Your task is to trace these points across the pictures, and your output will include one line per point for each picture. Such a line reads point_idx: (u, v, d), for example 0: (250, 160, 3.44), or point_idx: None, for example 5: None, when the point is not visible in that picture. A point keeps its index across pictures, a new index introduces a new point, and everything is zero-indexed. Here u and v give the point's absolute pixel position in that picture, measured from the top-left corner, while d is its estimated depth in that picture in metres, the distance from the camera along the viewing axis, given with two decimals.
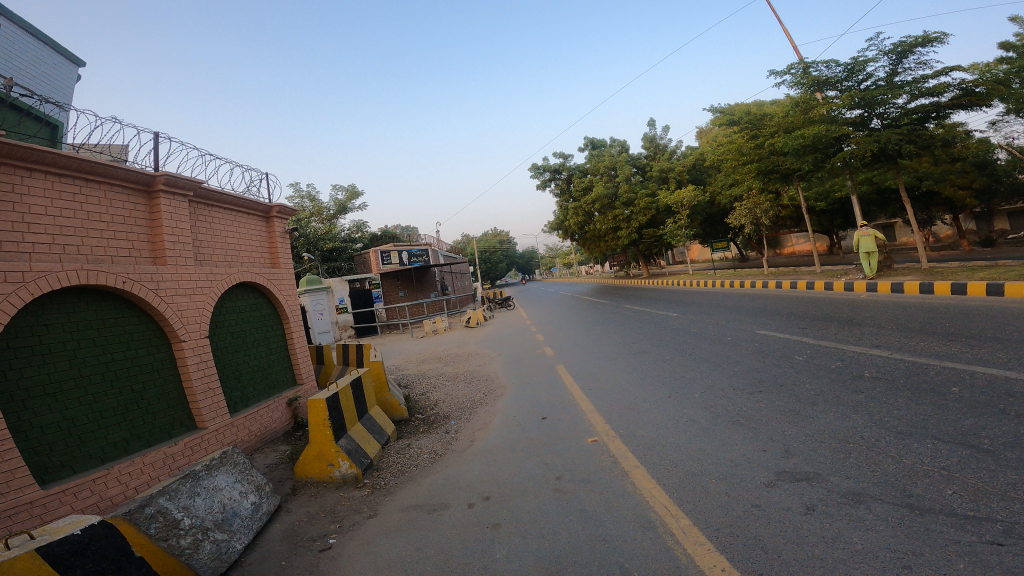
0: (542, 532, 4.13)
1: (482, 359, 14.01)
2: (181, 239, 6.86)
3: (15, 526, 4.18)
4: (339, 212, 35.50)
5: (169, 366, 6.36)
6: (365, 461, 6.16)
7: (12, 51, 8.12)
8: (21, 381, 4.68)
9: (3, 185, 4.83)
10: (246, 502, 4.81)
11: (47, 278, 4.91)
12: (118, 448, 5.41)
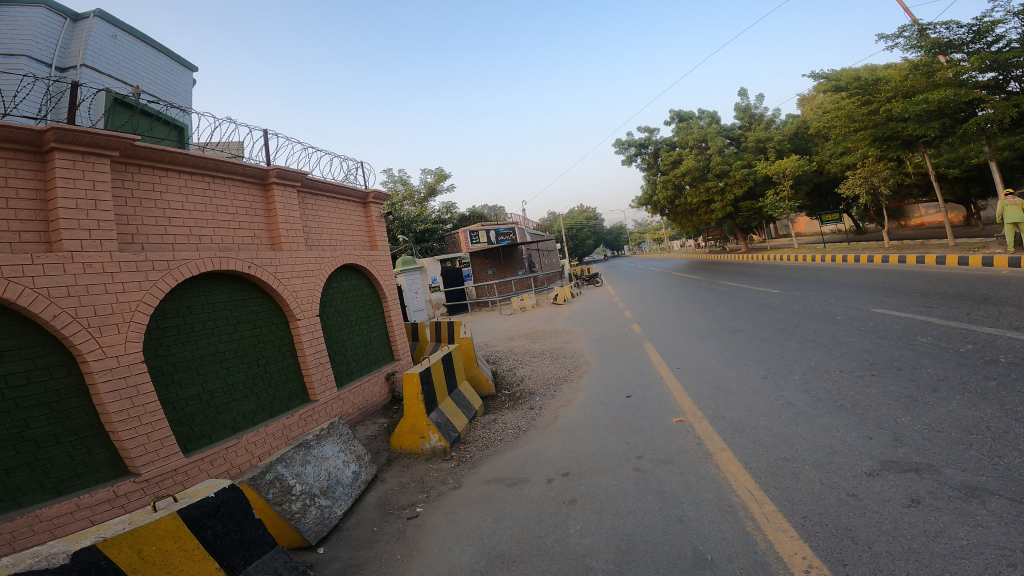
0: (618, 510, 4.23)
1: (570, 336, 14.14)
2: (293, 226, 7.54)
3: (165, 488, 4.92)
4: (429, 194, 36.78)
5: (287, 341, 7.10)
6: (454, 435, 6.56)
7: (130, 62, 9.18)
8: (172, 356, 5.46)
9: (147, 185, 5.60)
10: (348, 472, 5.34)
11: (187, 265, 5.67)
12: (244, 418, 6.16)
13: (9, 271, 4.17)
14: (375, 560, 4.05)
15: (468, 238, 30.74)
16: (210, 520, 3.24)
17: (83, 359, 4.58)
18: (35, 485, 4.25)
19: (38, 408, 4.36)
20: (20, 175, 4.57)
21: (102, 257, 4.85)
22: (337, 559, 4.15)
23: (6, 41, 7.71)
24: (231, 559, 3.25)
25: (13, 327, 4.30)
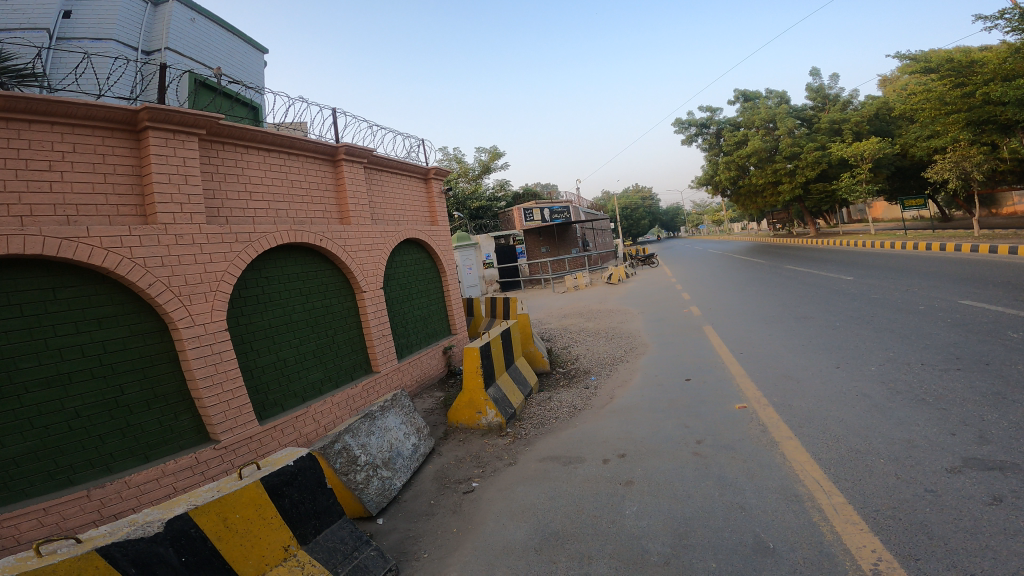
0: (675, 494, 4.24)
1: (626, 316, 14.01)
2: (360, 201, 7.77)
3: (242, 454, 5.27)
4: (483, 172, 36.80)
5: (353, 313, 7.40)
6: (510, 411, 6.70)
7: (206, 44, 9.55)
8: (251, 324, 5.80)
9: (230, 162, 5.90)
10: (408, 443, 5.57)
11: (266, 238, 5.98)
12: (313, 387, 6.48)
13: (110, 243, 4.52)
14: (433, 532, 4.23)
15: (522, 216, 30.68)
16: (287, 489, 3.48)
17: (174, 326, 4.94)
18: (127, 450, 4.62)
19: (132, 374, 4.73)
20: (118, 153, 4.90)
21: (191, 229, 5.19)
22: (396, 529, 4.36)
23: (95, 25, 8.17)
24: (304, 528, 3.49)
25: (113, 296, 4.68)
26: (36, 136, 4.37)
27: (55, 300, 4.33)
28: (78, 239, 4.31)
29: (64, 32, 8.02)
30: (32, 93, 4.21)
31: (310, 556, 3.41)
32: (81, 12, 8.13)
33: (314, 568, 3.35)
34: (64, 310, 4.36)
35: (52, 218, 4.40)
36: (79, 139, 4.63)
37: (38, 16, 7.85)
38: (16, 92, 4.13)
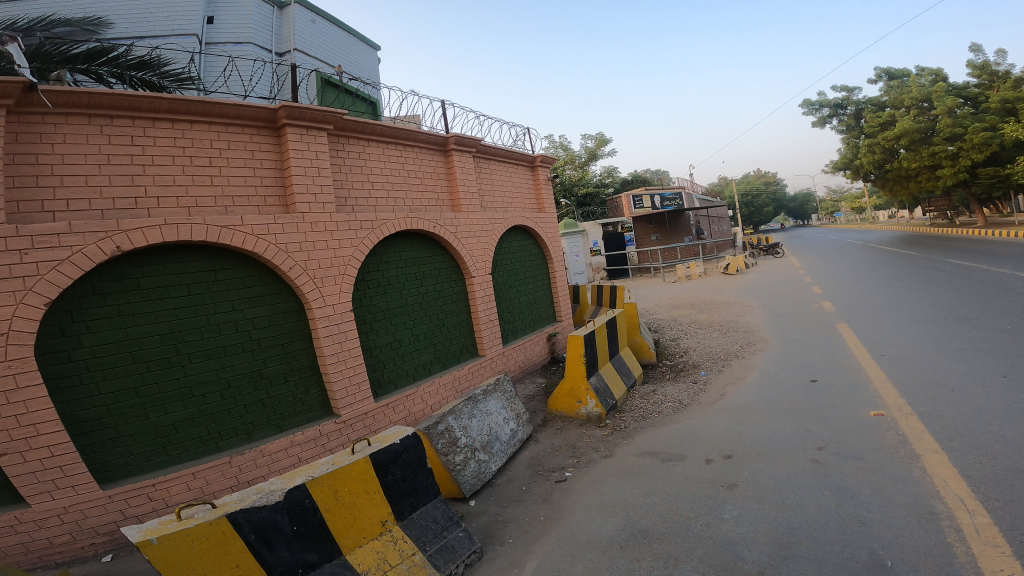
0: (783, 501, 3.95)
1: (744, 308, 13.15)
2: (470, 189, 8.00)
3: (358, 429, 5.69)
4: (590, 160, 36.21)
5: (462, 298, 7.70)
6: (611, 402, 6.60)
7: (324, 43, 10.28)
8: (372, 306, 6.26)
9: (354, 154, 6.35)
10: (507, 429, 5.71)
11: (386, 225, 6.39)
12: (422, 368, 6.86)
13: (258, 230, 5.08)
14: (521, 519, 4.31)
15: (631, 203, 29.83)
16: (391, 466, 3.74)
17: (309, 306, 5.46)
18: (265, 419, 5.19)
19: (273, 348, 5.30)
20: (263, 149, 5.46)
21: (324, 217, 5.68)
22: (486, 512, 4.50)
23: (234, 29, 9.04)
24: (402, 505, 3.73)
25: (261, 278, 5.25)
26: (199, 135, 4.99)
27: (215, 281, 4.94)
28: (232, 226, 4.89)
29: (209, 36, 8.90)
30: (194, 96, 4.80)
31: (404, 532, 3.64)
32: (221, 16, 8.98)
33: (407, 544, 3.58)
34: (223, 289, 4.98)
35: (212, 208, 5.03)
36: (231, 137, 5.21)
37: (184, 16, 8.64)
38: (182, 96, 4.73)
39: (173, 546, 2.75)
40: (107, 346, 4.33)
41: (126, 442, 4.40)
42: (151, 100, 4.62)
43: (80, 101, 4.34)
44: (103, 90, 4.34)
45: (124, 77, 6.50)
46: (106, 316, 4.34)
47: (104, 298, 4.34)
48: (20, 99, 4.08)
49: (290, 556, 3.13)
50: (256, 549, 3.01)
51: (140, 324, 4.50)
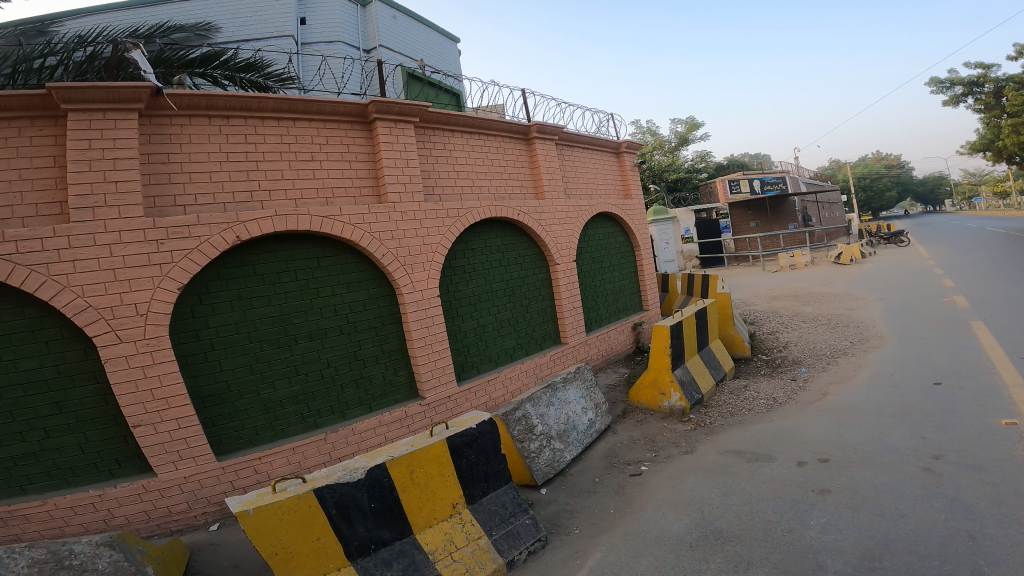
0: (881, 511, 3.63)
1: (856, 302, 12.06)
2: (554, 177, 7.95)
3: (441, 411, 5.89)
4: (680, 147, 34.85)
5: (546, 285, 7.72)
6: (697, 396, 6.34)
7: (407, 39, 10.63)
8: (458, 292, 6.47)
9: (440, 145, 6.52)
10: (584, 418, 5.67)
11: (471, 213, 6.54)
12: (505, 353, 6.98)
13: (354, 220, 5.38)
14: (590, 510, 4.29)
15: (727, 189, 28.30)
16: (467, 450, 3.87)
17: (400, 291, 5.73)
18: (358, 399, 5.51)
19: (368, 331, 5.61)
20: (357, 143, 5.71)
21: (413, 206, 5.90)
22: (556, 502, 4.52)
23: (325, 30, 9.54)
24: (473, 489, 3.86)
25: (358, 264, 5.57)
26: (300, 132, 5.32)
27: (319, 266, 5.30)
28: (333, 216, 5.21)
29: (302, 37, 9.46)
30: (296, 95, 5.11)
31: (473, 516, 3.76)
32: (312, 17, 9.51)
33: (474, 528, 3.69)
34: (325, 274, 5.34)
35: (314, 200, 5.35)
36: (329, 133, 5.51)
37: (280, 19, 9.25)
38: (285, 96, 5.05)
39: (265, 515, 3.01)
40: (229, 326, 4.77)
41: (241, 417, 4.81)
42: (259, 101, 4.98)
43: (199, 104, 4.75)
44: (218, 93, 4.74)
45: (235, 79, 7.09)
46: (229, 298, 4.78)
47: (226, 282, 4.78)
48: (150, 103, 4.52)
49: (365, 532, 3.32)
50: (336, 524, 3.22)
51: (256, 306, 4.91)
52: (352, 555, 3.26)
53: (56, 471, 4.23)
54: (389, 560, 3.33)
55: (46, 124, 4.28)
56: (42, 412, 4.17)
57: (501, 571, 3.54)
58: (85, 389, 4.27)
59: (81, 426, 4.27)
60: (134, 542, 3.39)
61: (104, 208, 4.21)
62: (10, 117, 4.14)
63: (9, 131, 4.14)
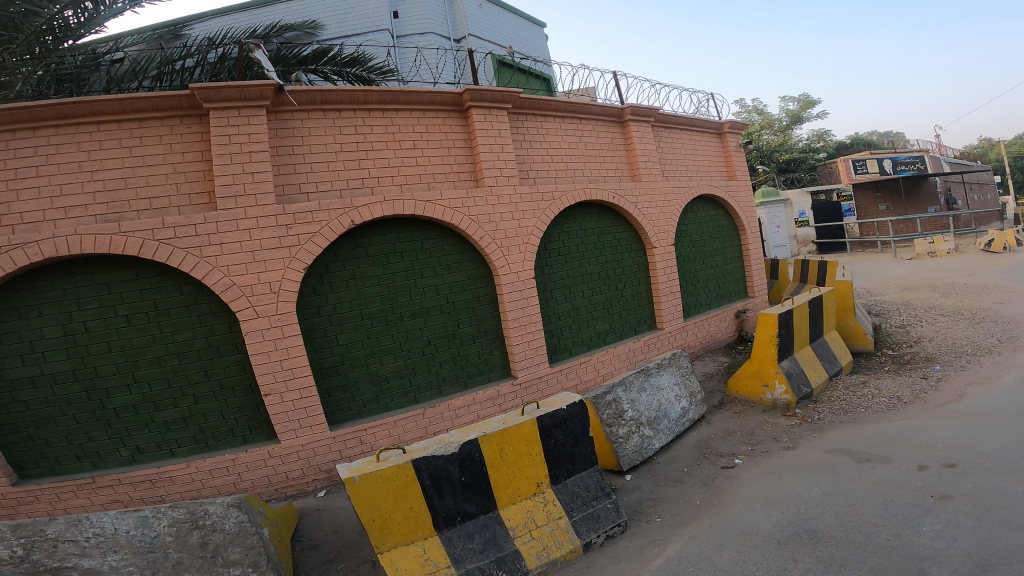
0: (1010, 523, 3.26)
1: (1011, 296, 10.53)
2: (651, 158, 7.68)
3: (532, 392, 6.01)
4: (794, 123, 32.25)
5: (643, 268, 7.55)
6: (805, 390, 5.90)
7: (494, 27, 10.87)
8: (552, 274, 6.54)
9: (533, 130, 6.52)
10: (677, 406, 5.51)
11: (566, 196, 6.52)
12: (598, 337, 6.96)
13: (454, 204, 5.57)
14: (675, 500, 4.23)
15: (851, 168, 25.81)
16: (555, 430, 3.96)
17: (497, 273, 5.89)
18: (455, 376, 5.76)
19: (466, 311, 5.83)
20: (454, 131, 5.84)
21: (509, 190, 5.98)
22: (640, 488, 4.50)
23: (417, 22, 9.83)
24: (558, 469, 3.94)
25: (457, 247, 5.79)
26: (402, 122, 5.54)
27: (422, 248, 5.58)
28: (435, 201, 5.44)
29: (397, 30, 9.84)
30: (398, 86, 5.33)
31: (555, 496, 3.86)
32: (404, 10, 9.82)
33: (555, 508, 3.79)
34: (428, 255, 5.61)
35: (418, 185, 5.57)
36: (428, 121, 5.68)
37: (377, 15, 9.68)
38: (388, 88, 5.29)
39: (369, 482, 3.28)
40: (345, 304, 5.17)
41: (352, 389, 5.22)
42: (366, 93, 5.26)
43: (314, 99, 5.09)
44: (331, 88, 5.07)
45: (342, 73, 7.55)
46: (345, 278, 5.17)
47: (343, 263, 5.16)
48: (273, 100, 4.92)
49: (453, 505, 3.52)
50: (428, 494, 3.45)
51: (369, 286, 5.27)
52: (439, 526, 3.47)
53: (201, 434, 4.82)
54: (472, 533, 3.51)
55: (192, 122, 4.81)
56: (192, 378, 4.77)
57: (578, 552, 3.63)
58: (228, 358, 4.84)
59: (223, 393, 4.84)
60: (257, 505, 3.82)
61: (244, 196, 4.70)
62: (163, 117, 4.71)
63: (164, 130, 4.73)
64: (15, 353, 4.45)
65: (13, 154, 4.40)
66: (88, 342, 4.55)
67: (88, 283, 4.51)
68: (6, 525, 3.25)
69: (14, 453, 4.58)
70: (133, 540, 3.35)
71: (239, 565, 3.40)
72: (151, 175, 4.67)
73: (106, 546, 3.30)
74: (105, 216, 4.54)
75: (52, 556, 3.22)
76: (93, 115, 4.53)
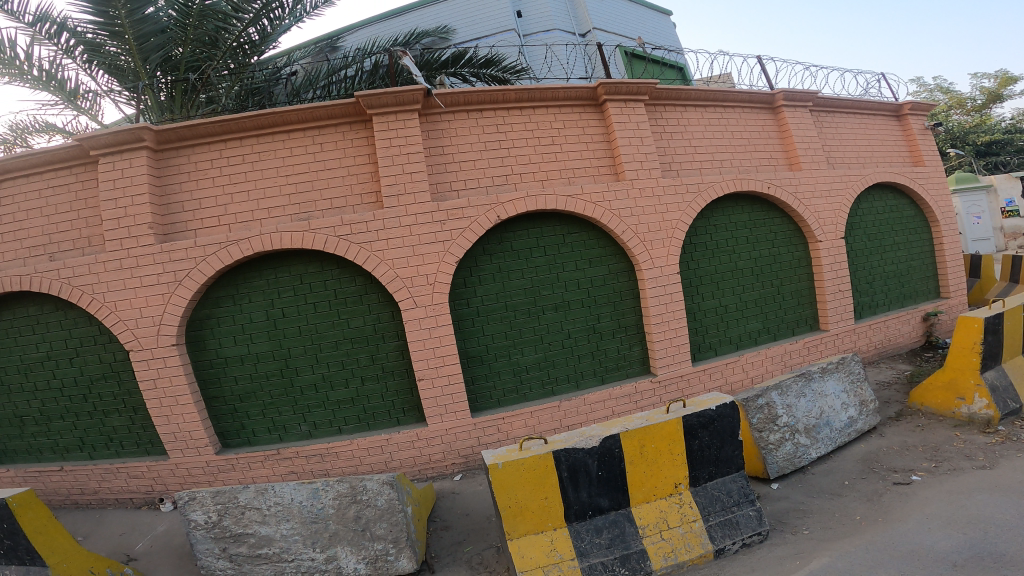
0: None
1: None
2: (811, 145, 6.93)
3: (672, 390, 5.80)
4: (990, 100, 27.52)
5: (805, 265, 6.87)
6: (1015, 405, 5.13)
7: (621, 20, 10.75)
8: (698, 269, 6.23)
9: (673, 121, 6.30)
10: (843, 415, 5.00)
11: (713, 187, 6.12)
12: (750, 337, 6.51)
13: (596, 198, 5.52)
14: (828, 513, 3.92)
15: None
16: (701, 431, 3.78)
17: (639, 267, 5.73)
18: (593, 370, 5.75)
19: (607, 305, 5.79)
20: (591, 125, 5.82)
21: (652, 183, 5.78)
22: (788, 498, 4.23)
23: (540, 19, 9.95)
24: (700, 471, 3.78)
25: (599, 241, 5.75)
26: (540, 119, 5.65)
27: (564, 242, 5.64)
28: (576, 195, 5.42)
29: (522, 28, 9.98)
30: (535, 84, 5.45)
31: (693, 498, 3.73)
32: (528, 9, 10.00)
33: (691, 511, 3.67)
34: (570, 250, 5.65)
35: (558, 180, 5.63)
36: (565, 117, 5.73)
37: (502, 16, 9.90)
38: (525, 86, 5.42)
39: (510, 469, 3.41)
40: (491, 296, 5.42)
41: (494, 377, 5.47)
42: (505, 93, 5.44)
43: (458, 101, 5.37)
44: (473, 89, 5.31)
45: (479, 74, 7.87)
46: (491, 271, 5.41)
47: (490, 257, 5.41)
48: (424, 103, 5.27)
49: (587, 498, 3.55)
50: (564, 485, 3.51)
51: (514, 278, 5.47)
52: (570, 517, 3.53)
53: (364, 413, 5.30)
54: (600, 527, 3.54)
55: (360, 127, 5.27)
56: (361, 361, 5.27)
57: (709, 557, 3.50)
58: (391, 345, 5.27)
59: (385, 376, 5.29)
60: (404, 482, 4.07)
61: (405, 195, 5.07)
62: (336, 124, 5.23)
63: (338, 136, 5.25)
64: (229, 334, 5.21)
65: (227, 162, 5.17)
66: (284, 326, 5.20)
67: (286, 274, 5.17)
68: (207, 492, 3.90)
69: (222, 423, 5.31)
70: (303, 512, 3.82)
71: (383, 540, 3.75)
72: (330, 178, 5.22)
73: (280, 515, 3.83)
74: (296, 215, 5.17)
75: (238, 523, 3.83)
76: (283, 125, 5.15)
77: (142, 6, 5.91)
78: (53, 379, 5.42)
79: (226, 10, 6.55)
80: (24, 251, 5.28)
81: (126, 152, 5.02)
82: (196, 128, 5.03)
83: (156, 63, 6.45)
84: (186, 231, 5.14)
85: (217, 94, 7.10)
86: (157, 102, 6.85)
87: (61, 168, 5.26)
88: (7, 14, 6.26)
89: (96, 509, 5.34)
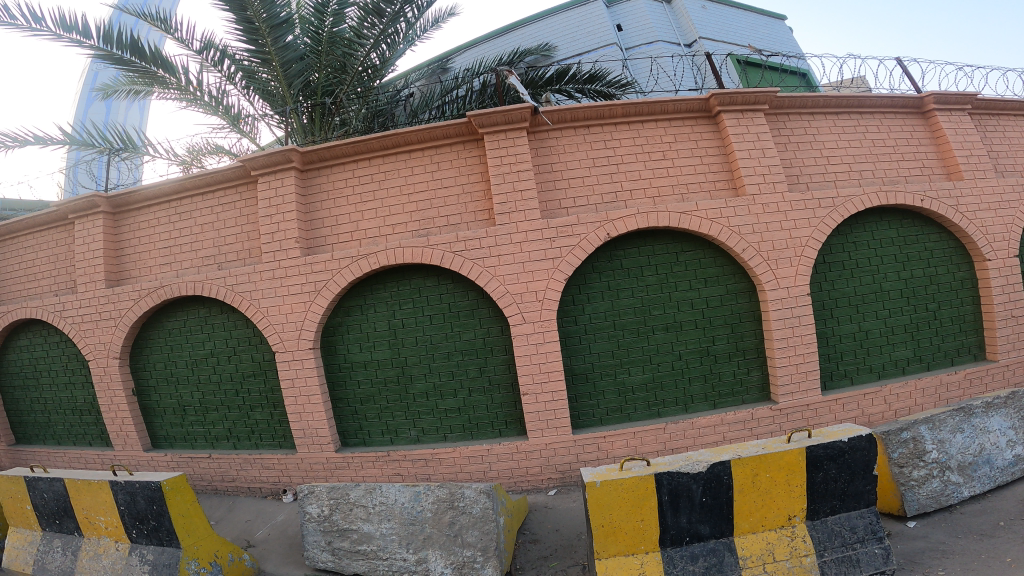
0: None
1: None
2: (975, 151, 6.20)
3: (797, 419, 5.40)
4: None
5: (968, 286, 6.14)
6: None
7: (731, 27, 10.41)
8: (833, 291, 5.78)
9: (800, 130, 5.95)
10: (1006, 454, 4.41)
11: (852, 201, 5.61)
12: (898, 366, 5.91)
13: (712, 215, 5.30)
14: (973, 554, 3.57)
15: None
16: (828, 463, 3.46)
17: (762, 288, 5.41)
18: (704, 394, 5.50)
19: (723, 327, 5.53)
20: (704, 137, 5.64)
21: (776, 198, 5.44)
22: (926, 538, 3.83)
23: (643, 30, 9.85)
24: (821, 504, 3.48)
25: (716, 259, 5.51)
26: (650, 133, 5.56)
27: (677, 261, 5.47)
28: (690, 212, 5.25)
29: (624, 42, 9.93)
30: (642, 98, 5.39)
31: (807, 532, 3.45)
32: (628, 22, 9.99)
33: (803, 544, 3.41)
34: (683, 269, 5.47)
35: (670, 197, 5.49)
36: (676, 131, 5.60)
37: (602, 31, 9.90)
38: (632, 100, 5.38)
39: (608, 488, 3.32)
40: (600, 314, 5.40)
41: (598, 396, 5.41)
42: (611, 107, 5.44)
43: (566, 118, 5.45)
44: (581, 106, 5.35)
45: (584, 90, 7.91)
46: (601, 288, 5.40)
47: (599, 274, 5.40)
48: (532, 121, 5.39)
49: (686, 524, 3.40)
50: (663, 509, 3.38)
51: (623, 297, 5.41)
52: (665, 542, 3.40)
53: (468, 423, 5.46)
54: (697, 554, 3.40)
55: (472, 146, 5.49)
56: (470, 373, 5.43)
57: None
58: (499, 358, 5.38)
59: (492, 388, 5.41)
60: (500, 492, 4.11)
61: (516, 212, 5.17)
62: (452, 144, 5.48)
63: (454, 155, 5.49)
64: (356, 341, 5.58)
65: (359, 181, 5.57)
66: (403, 335, 5.49)
67: (406, 287, 5.47)
68: (323, 487, 4.17)
69: (343, 423, 5.67)
70: (403, 513, 3.98)
71: (472, 547, 3.79)
72: (447, 197, 5.47)
73: (383, 515, 4.01)
74: (415, 232, 5.46)
75: (345, 518, 4.07)
76: (405, 145, 5.48)
77: (282, 34, 6.55)
78: (212, 374, 6.07)
79: (351, 36, 7.12)
80: (199, 261, 5.99)
81: (279, 172, 5.59)
82: (334, 149, 5.48)
83: (298, 88, 7.09)
84: (325, 246, 5.59)
85: (348, 116, 7.63)
86: (301, 125, 7.53)
87: (230, 189, 5.92)
88: (181, 42, 7.17)
89: (229, 496, 5.88)
